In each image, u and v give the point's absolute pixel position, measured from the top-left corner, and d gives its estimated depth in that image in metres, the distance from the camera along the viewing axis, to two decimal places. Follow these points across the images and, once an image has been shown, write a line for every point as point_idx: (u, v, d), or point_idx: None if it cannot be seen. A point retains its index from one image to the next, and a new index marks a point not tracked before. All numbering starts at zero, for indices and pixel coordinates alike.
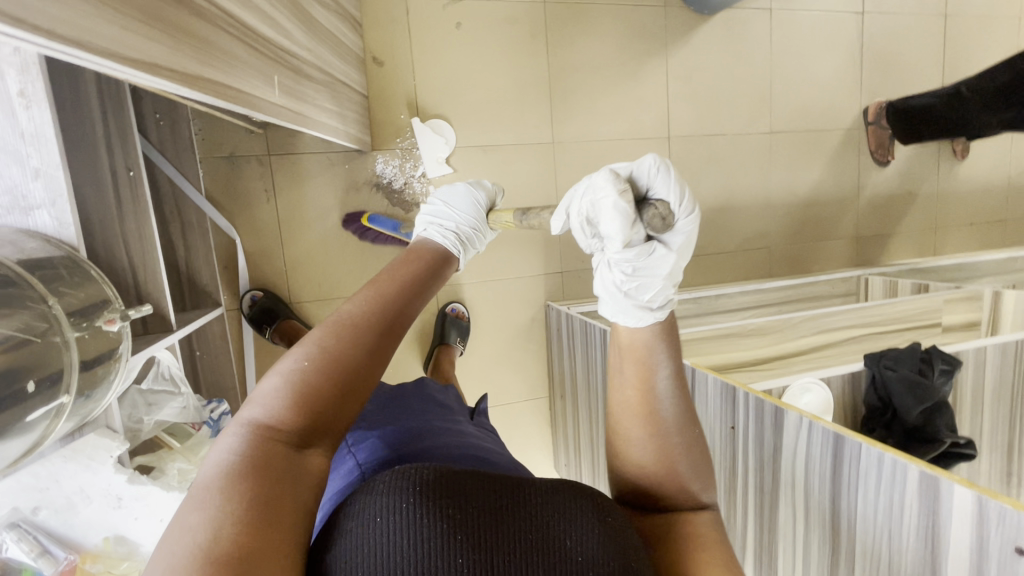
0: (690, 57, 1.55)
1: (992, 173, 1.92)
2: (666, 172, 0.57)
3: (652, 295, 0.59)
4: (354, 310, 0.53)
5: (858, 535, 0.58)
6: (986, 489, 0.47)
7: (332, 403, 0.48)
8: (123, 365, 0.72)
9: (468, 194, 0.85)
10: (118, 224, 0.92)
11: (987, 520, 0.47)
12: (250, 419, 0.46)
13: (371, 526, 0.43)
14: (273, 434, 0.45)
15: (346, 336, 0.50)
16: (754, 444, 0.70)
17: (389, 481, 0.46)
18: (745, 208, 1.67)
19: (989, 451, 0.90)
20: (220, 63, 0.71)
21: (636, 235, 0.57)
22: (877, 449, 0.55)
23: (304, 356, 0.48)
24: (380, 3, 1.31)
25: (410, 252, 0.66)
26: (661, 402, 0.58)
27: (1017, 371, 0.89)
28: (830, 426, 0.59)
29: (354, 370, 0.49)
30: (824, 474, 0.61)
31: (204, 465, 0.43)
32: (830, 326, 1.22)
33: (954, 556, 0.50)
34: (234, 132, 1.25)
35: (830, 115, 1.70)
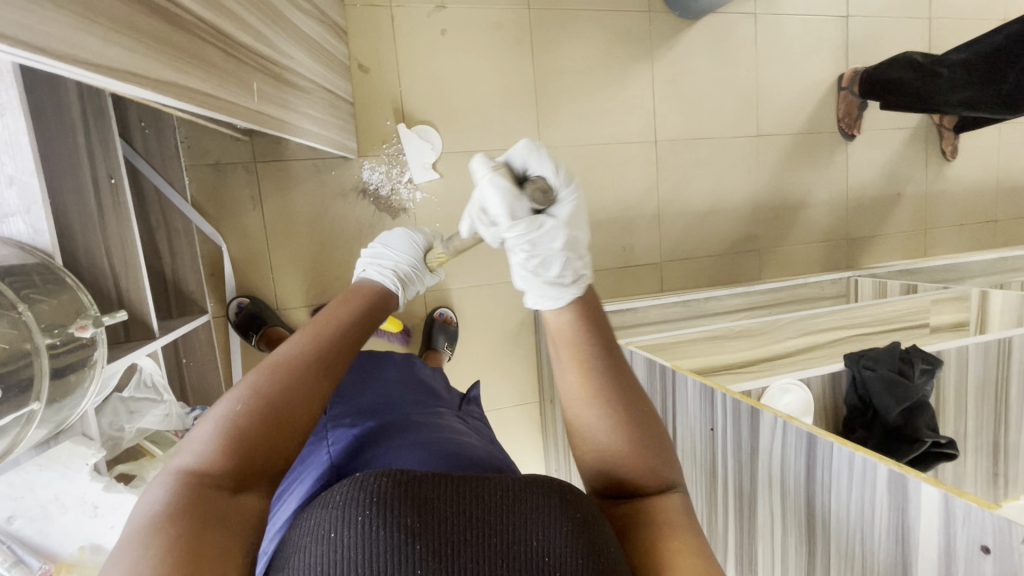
0: (675, 62, 1.56)
1: (981, 174, 1.93)
2: (538, 152, 0.60)
3: (559, 269, 0.59)
4: (288, 349, 0.53)
5: (833, 535, 0.58)
6: (952, 487, 0.48)
7: (264, 447, 0.47)
8: (97, 372, 0.72)
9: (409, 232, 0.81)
10: (100, 232, 0.92)
11: (955, 519, 0.48)
12: (180, 466, 0.45)
13: (328, 539, 0.43)
14: (201, 478, 0.44)
15: (278, 378, 0.50)
16: (732, 445, 0.69)
17: (349, 490, 0.46)
18: (733, 210, 1.67)
19: (973, 451, 0.90)
20: (197, 71, 0.72)
21: (522, 210, 0.58)
22: (848, 449, 0.55)
23: (235, 401, 0.48)
24: (366, 11, 1.32)
25: (356, 287, 0.66)
26: (601, 377, 0.55)
27: (1000, 370, 0.89)
28: (803, 427, 0.59)
29: (288, 410, 0.49)
30: (799, 475, 0.61)
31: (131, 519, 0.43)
32: (817, 328, 1.22)
33: (925, 557, 0.50)
34: (220, 140, 1.25)
35: (817, 117, 1.71)
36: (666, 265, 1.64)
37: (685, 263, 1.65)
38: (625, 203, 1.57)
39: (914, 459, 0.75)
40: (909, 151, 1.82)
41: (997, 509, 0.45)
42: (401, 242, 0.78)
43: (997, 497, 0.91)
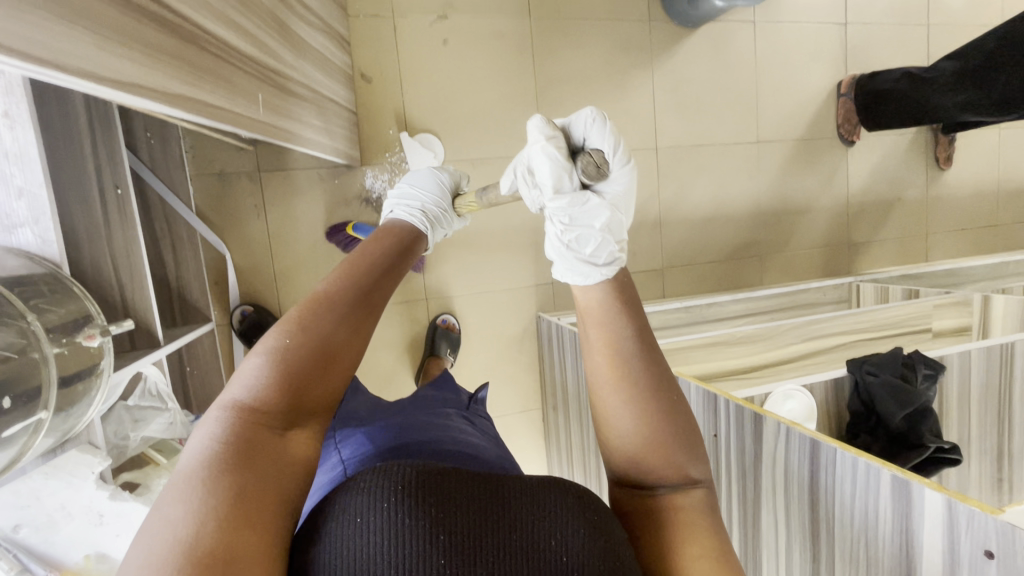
0: (675, 69, 1.57)
1: (981, 178, 1.94)
2: (600, 124, 0.63)
3: (594, 246, 0.62)
4: (331, 291, 0.55)
5: (837, 541, 0.58)
6: (956, 492, 0.48)
7: (313, 381, 0.50)
8: (104, 380, 0.73)
9: (432, 175, 0.88)
10: (106, 241, 0.93)
11: (958, 524, 0.48)
12: (231, 401, 0.47)
13: (352, 527, 0.43)
14: (257, 413, 0.46)
15: (325, 313, 0.52)
16: (736, 451, 0.69)
17: (369, 481, 0.46)
18: (734, 216, 1.68)
19: (978, 456, 0.90)
20: (203, 83, 0.73)
21: (568, 182, 0.63)
22: (851, 454, 0.55)
23: (286, 334, 0.50)
24: (369, 22, 1.33)
25: (381, 232, 0.70)
26: (632, 364, 0.54)
27: (1002, 375, 0.89)
28: (807, 432, 0.59)
29: (338, 342, 0.52)
30: (802, 482, 0.61)
31: (186, 452, 0.44)
32: (819, 333, 1.22)
33: (929, 561, 0.50)
34: (224, 149, 1.27)
35: (816, 123, 1.72)
36: (668, 271, 1.64)
37: (686, 269, 1.65)
38: None
39: (919, 463, 0.75)
40: (909, 156, 1.83)
41: (1000, 514, 0.45)
42: (426, 182, 0.86)
43: (1002, 502, 0.91)
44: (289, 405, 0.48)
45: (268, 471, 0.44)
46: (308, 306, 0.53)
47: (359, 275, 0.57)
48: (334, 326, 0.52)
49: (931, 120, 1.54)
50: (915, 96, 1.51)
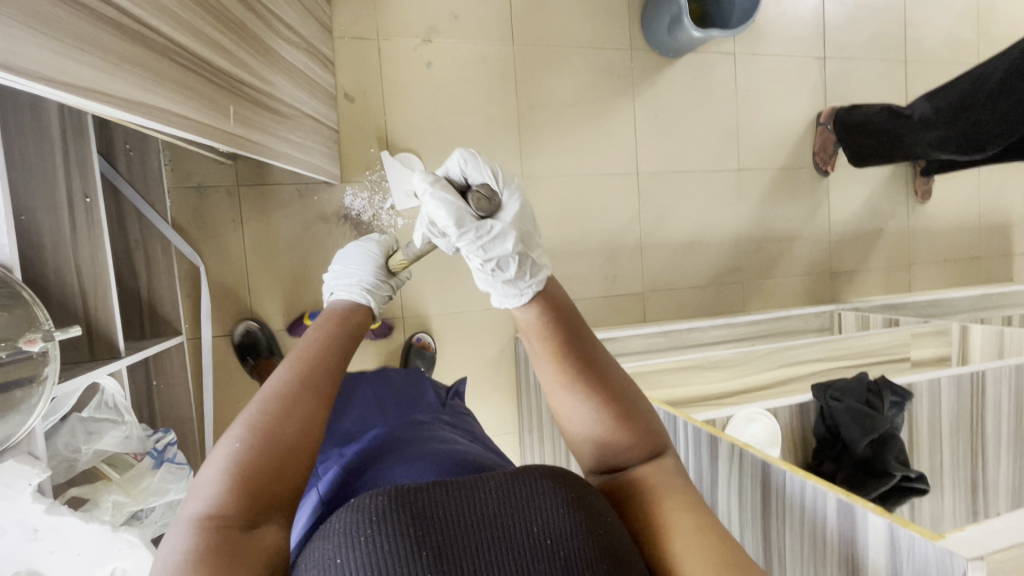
0: (656, 97, 1.60)
1: (962, 210, 1.95)
2: (472, 160, 0.63)
3: (516, 267, 0.61)
4: (280, 386, 0.54)
5: (789, 568, 0.57)
6: (898, 516, 0.46)
7: (271, 475, 0.49)
8: (44, 388, 0.70)
9: (362, 246, 0.79)
10: (71, 249, 0.92)
11: (899, 550, 0.46)
12: (191, 513, 0.46)
13: (332, 567, 0.41)
14: (218, 517, 0.45)
15: (272, 410, 0.52)
16: (692, 475, 0.68)
17: (345, 517, 0.43)
18: (716, 242, 1.69)
19: (950, 486, 0.88)
20: (168, 93, 0.73)
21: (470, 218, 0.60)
22: (800, 477, 0.54)
23: (237, 439, 0.50)
24: (354, 44, 1.36)
25: (325, 311, 0.68)
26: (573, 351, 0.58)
27: (974, 403, 0.88)
28: (758, 455, 0.58)
29: (291, 432, 0.51)
30: (755, 506, 0.59)
31: (155, 569, 0.44)
32: (795, 359, 1.21)
33: None
34: (204, 163, 1.27)
35: (797, 153, 1.75)
36: (649, 296, 1.63)
37: (668, 293, 1.65)
38: (608, 233, 1.58)
39: (886, 493, 0.73)
40: (890, 187, 1.85)
41: (940, 540, 0.43)
42: (355, 256, 0.77)
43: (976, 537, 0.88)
44: (249, 503, 0.47)
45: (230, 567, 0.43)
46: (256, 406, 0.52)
47: (307, 357, 0.58)
48: (284, 421, 0.51)
49: (903, 156, 1.57)
50: (893, 132, 1.52)
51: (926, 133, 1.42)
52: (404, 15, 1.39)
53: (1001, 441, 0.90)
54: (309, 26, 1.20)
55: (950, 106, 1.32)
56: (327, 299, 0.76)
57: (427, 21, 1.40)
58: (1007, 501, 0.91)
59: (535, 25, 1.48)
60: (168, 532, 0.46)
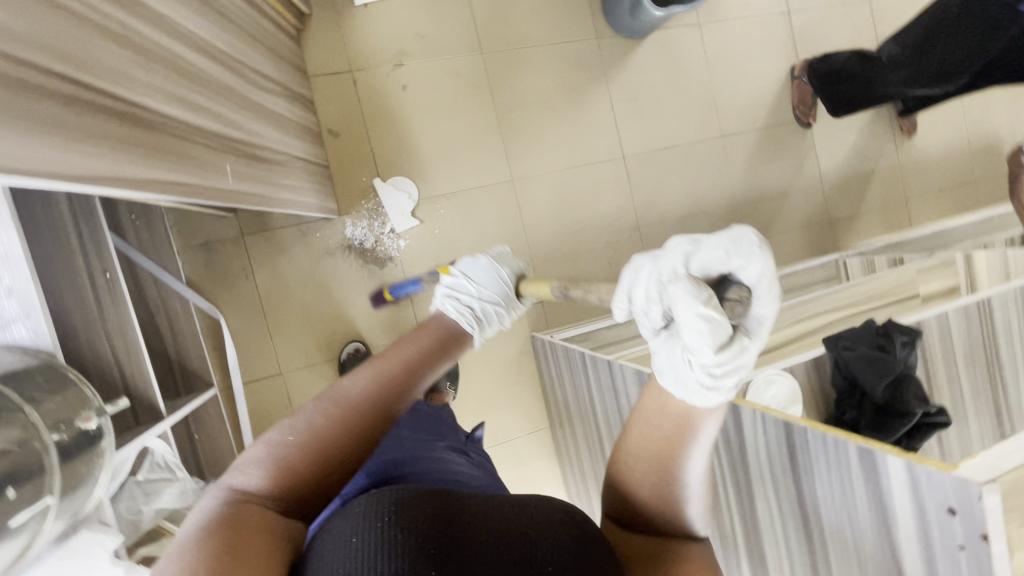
0: (629, 80, 1.62)
1: (950, 138, 1.96)
2: (754, 260, 0.49)
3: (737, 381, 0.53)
4: (348, 392, 0.60)
5: (825, 520, 0.60)
6: (914, 456, 0.49)
7: (314, 470, 0.54)
8: (106, 459, 0.76)
9: (492, 270, 0.95)
10: (100, 325, 0.97)
11: (920, 485, 0.49)
12: (234, 483, 0.52)
13: (349, 544, 0.45)
14: (254, 495, 0.51)
15: (336, 412, 0.57)
16: (721, 443, 0.71)
17: (365, 504, 0.48)
18: (713, 211, 1.71)
19: (974, 414, 0.90)
20: (167, 163, 0.77)
21: (726, 337, 0.49)
22: (820, 431, 0.57)
23: (294, 430, 0.55)
24: (329, 80, 1.40)
25: (423, 329, 0.76)
26: (693, 466, 0.58)
27: (985, 330, 0.90)
28: (778, 415, 0.61)
29: (345, 439, 0.56)
30: (784, 464, 0.62)
31: (185, 522, 0.49)
32: (806, 315, 1.23)
33: (904, 526, 0.52)
34: (207, 220, 1.32)
35: (776, 110, 1.76)
36: None
37: None
38: (606, 219, 1.61)
39: (912, 427, 0.76)
40: (875, 127, 1.86)
41: (956, 470, 0.46)
42: (484, 278, 0.93)
43: None
44: (282, 489, 0.52)
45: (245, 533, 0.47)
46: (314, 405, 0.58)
47: (377, 376, 0.62)
48: (335, 425, 0.56)
49: (880, 98, 1.58)
50: (867, 74, 1.53)
51: (898, 71, 1.43)
52: (373, 43, 1.42)
53: (1017, 362, 0.92)
54: (284, 72, 1.23)
55: (916, 41, 1.32)
56: (439, 305, 0.89)
57: (396, 45, 1.43)
58: None
59: (501, 30, 1.51)
60: (207, 492, 0.52)
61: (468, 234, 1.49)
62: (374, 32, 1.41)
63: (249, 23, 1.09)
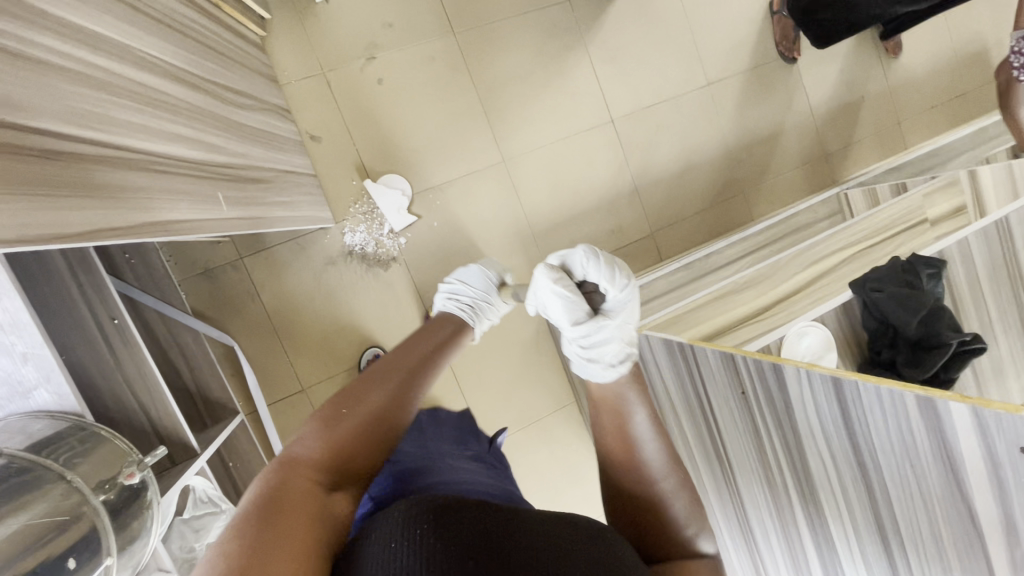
0: (608, 39, 1.57)
1: (936, 52, 1.92)
2: (595, 260, 0.72)
3: (610, 355, 0.66)
4: (396, 369, 0.62)
5: (882, 464, 0.65)
6: (979, 400, 0.54)
7: (365, 451, 0.55)
8: (155, 509, 0.78)
9: (482, 269, 0.90)
10: (119, 372, 0.95)
11: (986, 427, 0.55)
12: (291, 457, 0.52)
13: (389, 549, 0.47)
14: (308, 465, 0.52)
15: (388, 389, 0.60)
16: (766, 405, 0.75)
17: (402, 512, 0.50)
18: (708, 163, 1.68)
19: (1004, 334, 0.90)
20: (160, 202, 0.74)
21: (579, 312, 0.69)
22: (877, 384, 0.62)
23: (350, 405, 0.56)
24: (301, 84, 1.34)
25: (444, 317, 0.78)
26: (644, 443, 0.64)
27: (1005, 249, 0.90)
28: (828, 372, 0.65)
29: (394, 418, 0.59)
30: (837, 418, 0.67)
31: (245, 495, 0.48)
32: (819, 256, 1.23)
33: (968, 463, 0.57)
34: (203, 248, 1.29)
35: (760, 48, 1.72)
36: (660, 234, 1.63)
37: (678, 227, 1.65)
38: (602, 188, 1.58)
39: (949, 359, 0.75)
40: (860, 53, 1.82)
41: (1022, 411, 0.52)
42: (476, 276, 0.88)
43: None
44: (332, 465, 0.53)
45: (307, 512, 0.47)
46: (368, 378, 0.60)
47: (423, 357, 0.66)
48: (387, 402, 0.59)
49: (863, 22, 1.54)
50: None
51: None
52: (339, 39, 1.36)
53: None
54: (254, 84, 1.18)
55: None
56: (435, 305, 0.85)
57: (365, 38, 1.37)
58: None
59: (469, 6, 1.45)
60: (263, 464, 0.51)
61: (467, 223, 1.47)
62: (340, 27, 1.36)
63: (210, 38, 1.04)
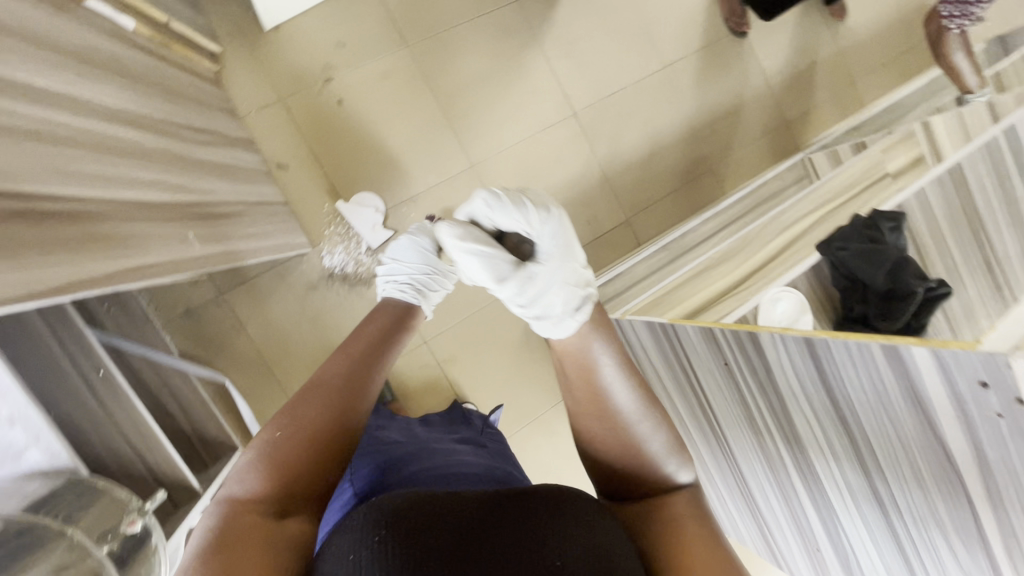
0: (560, 34, 1.59)
1: (881, 10, 1.96)
2: (498, 203, 0.72)
3: (548, 298, 0.70)
4: (318, 379, 0.66)
5: (861, 416, 0.67)
6: (939, 342, 0.56)
7: (302, 470, 0.59)
8: (159, 551, 0.80)
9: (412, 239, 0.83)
10: (111, 423, 0.95)
11: (948, 366, 0.56)
12: (229, 495, 0.57)
13: (347, 561, 0.49)
14: (250, 499, 0.56)
15: (311, 402, 0.63)
16: (749, 372, 0.77)
17: (357, 519, 0.52)
18: (674, 143, 1.70)
19: (970, 276, 0.93)
20: (131, 250, 0.74)
21: (504, 268, 0.70)
22: (843, 339, 0.64)
23: (276, 430, 0.61)
24: (261, 114, 1.34)
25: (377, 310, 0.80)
26: (614, 392, 0.67)
27: (959, 195, 0.93)
28: (799, 333, 0.68)
29: (323, 428, 0.62)
30: (813, 376, 0.70)
31: (192, 538, 0.54)
32: (790, 222, 1.26)
33: (939, 405, 0.59)
34: (183, 288, 1.28)
35: (710, 26, 1.74)
36: (636, 219, 1.66)
37: (652, 209, 1.67)
38: (573, 180, 1.60)
39: (918, 308, 0.76)
40: (808, 19, 1.86)
41: (979, 347, 0.53)
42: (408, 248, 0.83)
43: None
44: (272, 495, 0.57)
45: (243, 540, 0.52)
46: (292, 404, 0.64)
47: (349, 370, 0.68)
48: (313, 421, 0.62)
49: None
50: None
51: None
52: (295, 65, 1.36)
53: (999, 215, 0.95)
54: (213, 119, 1.18)
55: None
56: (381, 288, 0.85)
57: (319, 61, 1.38)
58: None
59: (420, 17, 1.45)
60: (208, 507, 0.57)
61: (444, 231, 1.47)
62: (293, 53, 1.36)
63: (162, 80, 1.04)
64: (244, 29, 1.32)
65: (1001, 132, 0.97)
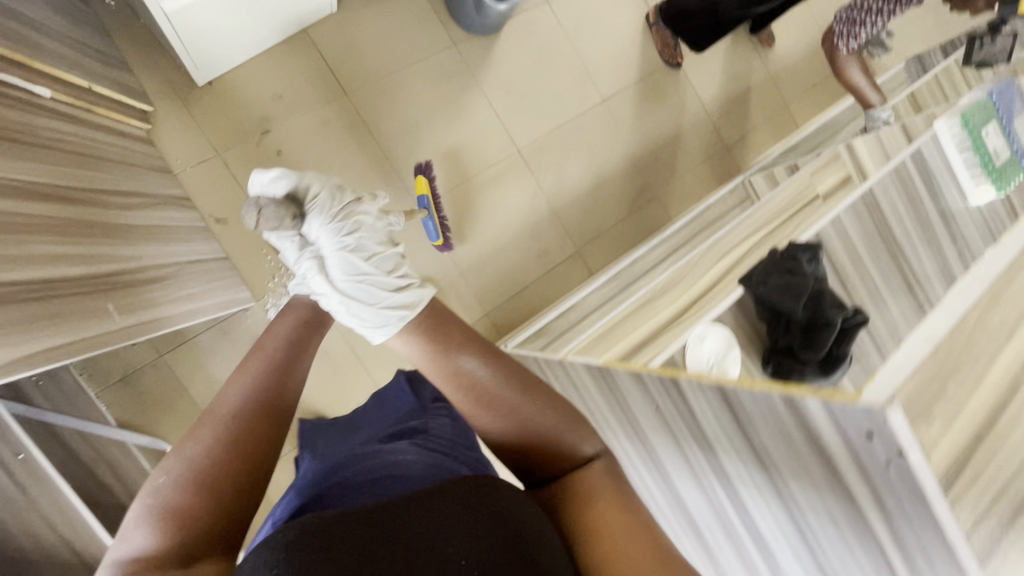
0: (500, 74, 1.62)
1: (806, 36, 2.07)
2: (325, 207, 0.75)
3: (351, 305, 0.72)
4: (217, 407, 0.64)
5: (775, 463, 0.70)
6: (828, 394, 0.60)
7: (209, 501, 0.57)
8: None
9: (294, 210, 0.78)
10: (35, 511, 0.89)
11: (839, 417, 0.60)
12: (128, 550, 0.54)
13: None
14: (152, 555, 0.53)
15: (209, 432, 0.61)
16: (679, 420, 0.81)
17: (255, 560, 0.49)
18: (618, 174, 1.74)
19: (893, 296, 0.96)
20: (34, 334, 0.73)
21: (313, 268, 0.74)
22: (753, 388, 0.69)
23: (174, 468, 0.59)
24: (197, 169, 1.33)
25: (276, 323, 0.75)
26: (479, 377, 0.66)
27: (875, 220, 0.97)
28: (716, 385, 0.73)
29: (227, 450, 0.61)
30: (732, 424, 0.73)
31: None
32: (728, 248, 1.29)
33: (838, 454, 0.62)
34: (118, 353, 1.23)
35: (646, 59, 1.80)
36: (586, 249, 1.68)
37: (600, 239, 1.70)
38: (521, 215, 1.61)
39: (837, 336, 0.79)
40: (739, 49, 1.94)
41: (863, 400, 0.57)
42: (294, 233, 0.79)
43: None
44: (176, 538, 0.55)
45: None
46: (186, 444, 0.61)
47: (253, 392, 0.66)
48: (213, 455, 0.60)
49: (731, 23, 1.67)
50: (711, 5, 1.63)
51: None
52: (231, 119, 1.35)
53: (913, 237, 1.00)
54: (144, 180, 1.16)
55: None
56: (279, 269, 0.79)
57: (256, 113, 1.37)
58: (941, 285, 1.01)
59: (358, 66, 1.47)
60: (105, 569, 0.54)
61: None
62: (228, 108, 1.35)
63: (86, 145, 1.02)
64: (176, 87, 1.32)
65: (908, 157, 1.02)
